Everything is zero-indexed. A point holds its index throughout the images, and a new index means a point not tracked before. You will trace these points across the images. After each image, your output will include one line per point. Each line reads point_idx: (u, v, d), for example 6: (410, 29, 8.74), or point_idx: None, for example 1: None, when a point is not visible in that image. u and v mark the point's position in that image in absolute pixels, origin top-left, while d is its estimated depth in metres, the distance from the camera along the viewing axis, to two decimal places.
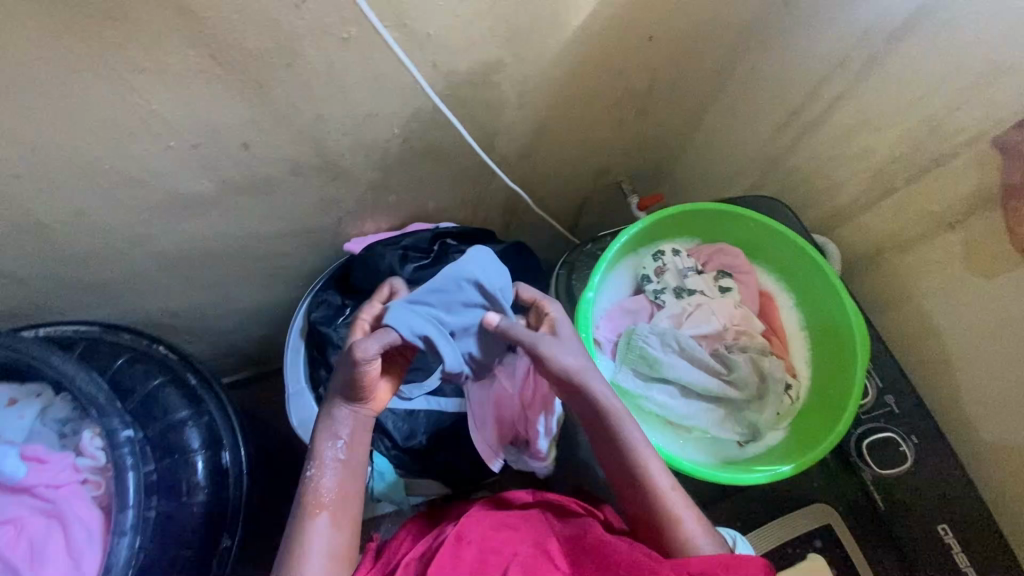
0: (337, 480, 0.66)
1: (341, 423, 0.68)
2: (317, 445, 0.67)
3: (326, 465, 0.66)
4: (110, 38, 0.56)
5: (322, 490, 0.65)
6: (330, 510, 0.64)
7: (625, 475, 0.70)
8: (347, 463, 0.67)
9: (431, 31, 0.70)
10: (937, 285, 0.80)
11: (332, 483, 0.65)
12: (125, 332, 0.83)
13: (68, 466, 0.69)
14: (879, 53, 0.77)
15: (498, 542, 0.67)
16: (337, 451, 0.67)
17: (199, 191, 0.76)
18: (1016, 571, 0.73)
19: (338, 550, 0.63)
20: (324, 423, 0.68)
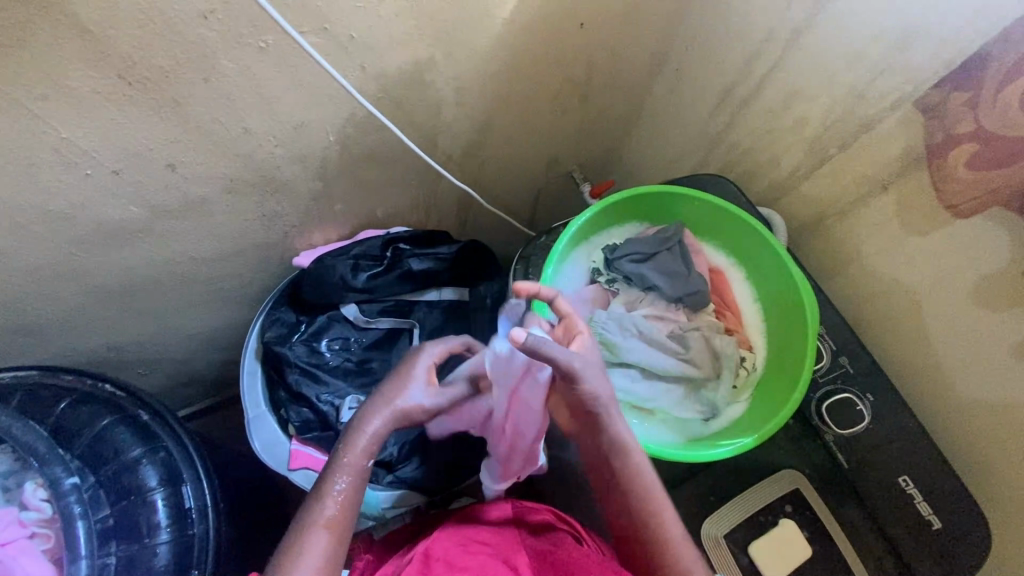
0: (348, 496, 0.63)
1: (374, 435, 0.65)
2: (348, 452, 0.64)
3: (356, 477, 0.64)
4: (2, 67, 0.53)
5: (339, 505, 0.62)
6: (335, 526, 0.61)
7: (607, 468, 0.65)
8: (360, 475, 0.64)
9: (354, 32, 0.66)
10: (885, 248, 0.79)
11: (348, 498, 0.63)
12: (67, 373, 0.82)
13: (12, 522, 0.66)
14: (808, 21, 0.74)
15: (467, 560, 0.62)
16: (364, 463, 0.65)
17: (127, 218, 0.74)
18: (978, 515, 0.72)
19: (333, 566, 0.60)
20: (369, 430, 0.65)
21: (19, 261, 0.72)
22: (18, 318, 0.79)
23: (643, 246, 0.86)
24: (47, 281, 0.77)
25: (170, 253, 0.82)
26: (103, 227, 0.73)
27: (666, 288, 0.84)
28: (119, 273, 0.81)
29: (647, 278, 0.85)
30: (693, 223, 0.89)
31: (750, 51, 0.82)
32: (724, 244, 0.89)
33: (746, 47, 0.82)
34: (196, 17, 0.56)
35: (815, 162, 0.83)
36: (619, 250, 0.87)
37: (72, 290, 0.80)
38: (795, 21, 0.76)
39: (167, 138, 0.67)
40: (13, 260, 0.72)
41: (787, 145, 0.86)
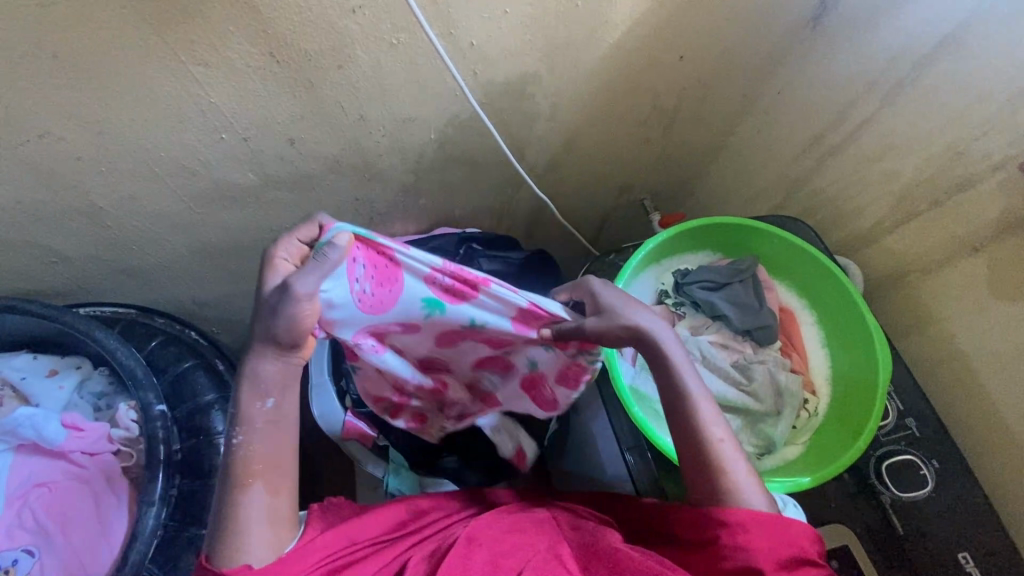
0: (266, 443, 0.59)
1: (273, 375, 0.60)
2: (240, 403, 0.59)
3: (266, 422, 0.60)
4: (183, 33, 0.60)
5: (254, 449, 0.59)
6: (267, 472, 0.59)
7: (680, 417, 0.64)
8: (266, 424, 0.60)
9: (475, 40, 0.72)
10: (968, 306, 0.78)
11: (259, 444, 0.59)
12: (159, 317, 0.90)
13: (102, 436, 0.71)
14: (912, 76, 0.75)
15: (511, 547, 0.62)
16: (267, 407, 0.60)
17: (243, 183, 0.81)
18: None
19: (280, 510, 0.59)
20: (246, 377, 0.59)
21: (144, 207, 0.80)
22: (128, 259, 0.87)
23: (717, 275, 0.88)
24: (162, 229, 0.84)
25: (268, 222, 0.89)
26: (220, 187, 0.81)
27: (735, 318, 0.85)
28: (223, 233, 0.88)
29: (716, 307, 0.86)
30: (767, 259, 0.90)
31: (846, 101, 0.84)
32: (797, 284, 0.90)
33: (842, 97, 0.83)
34: (346, 10, 0.63)
35: (903, 214, 0.84)
36: (690, 274, 0.89)
37: (180, 241, 0.87)
38: (898, 75, 0.77)
39: (295, 114, 0.74)
40: (138, 205, 0.79)
41: (876, 195, 0.86)
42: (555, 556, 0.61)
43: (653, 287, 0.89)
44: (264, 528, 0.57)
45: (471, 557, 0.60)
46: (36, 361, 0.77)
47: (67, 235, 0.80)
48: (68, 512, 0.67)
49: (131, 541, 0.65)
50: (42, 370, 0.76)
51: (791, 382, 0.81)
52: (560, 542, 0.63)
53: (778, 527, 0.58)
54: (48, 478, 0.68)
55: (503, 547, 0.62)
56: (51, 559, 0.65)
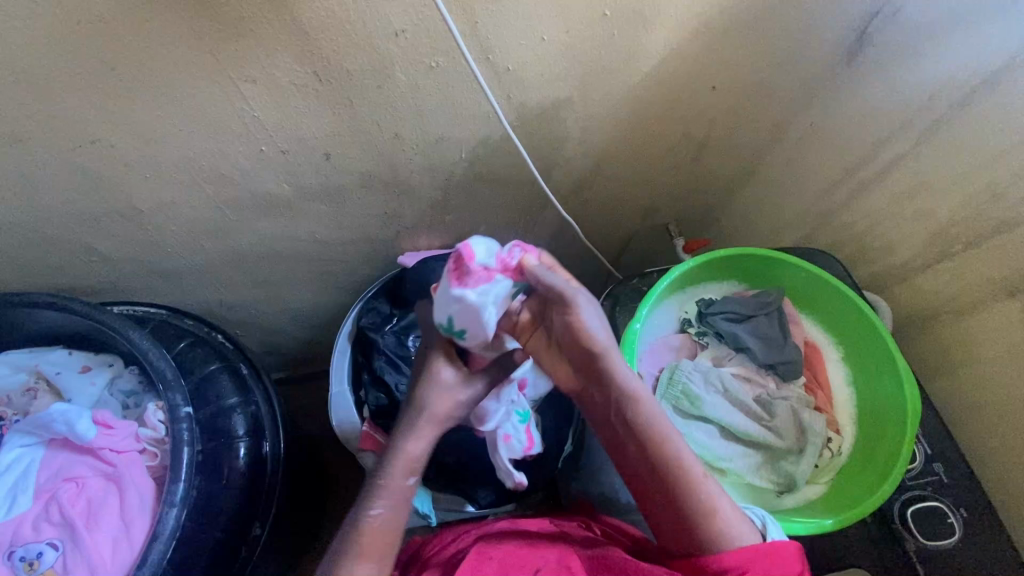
0: (383, 522, 0.60)
1: (416, 457, 0.63)
2: (388, 475, 0.62)
3: (404, 502, 0.62)
4: (234, 52, 0.63)
5: (382, 528, 0.60)
6: (376, 550, 0.59)
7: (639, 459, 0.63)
8: (399, 497, 0.61)
9: (511, 66, 0.73)
10: (1000, 351, 0.77)
11: (390, 522, 0.60)
12: (188, 319, 0.93)
13: (131, 435, 0.73)
14: (946, 118, 0.75)
15: (520, 560, 0.65)
16: (409, 486, 0.62)
17: (278, 193, 0.83)
18: None
19: None
20: (409, 453, 0.63)
21: (182, 213, 0.83)
22: (163, 261, 0.90)
23: (743, 306, 0.87)
24: (198, 235, 0.87)
25: (300, 231, 0.91)
26: (255, 197, 0.83)
27: (759, 352, 0.84)
28: (255, 239, 0.90)
29: (740, 338, 0.84)
30: (795, 293, 0.89)
31: (880, 137, 0.83)
32: (824, 321, 0.89)
33: (876, 133, 0.83)
34: (389, 34, 0.65)
35: (935, 255, 0.83)
36: (714, 305, 0.88)
37: (213, 247, 0.90)
38: (934, 114, 0.76)
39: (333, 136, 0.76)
40: (177, 211, 0.82)
41: (908, 233, 0.85)
42: (567, 569, 0.64)
43: (675, 315, 0.89)
44: None
45: (482, 569, 0.63)
46: (71, 357, 0.79)
47: (106, 236, 0.83)
48: (93, 507, 0.68)
49: (151, 540, 0.66)
50: (76, 366, 0.79)
51: (813, 418, 0.80)
52: (571, 554, 0.66)
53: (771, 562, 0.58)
54: (76, 473, 0.70)
55: (512, 560, 0.65)
56: (72, 555, 0.65)
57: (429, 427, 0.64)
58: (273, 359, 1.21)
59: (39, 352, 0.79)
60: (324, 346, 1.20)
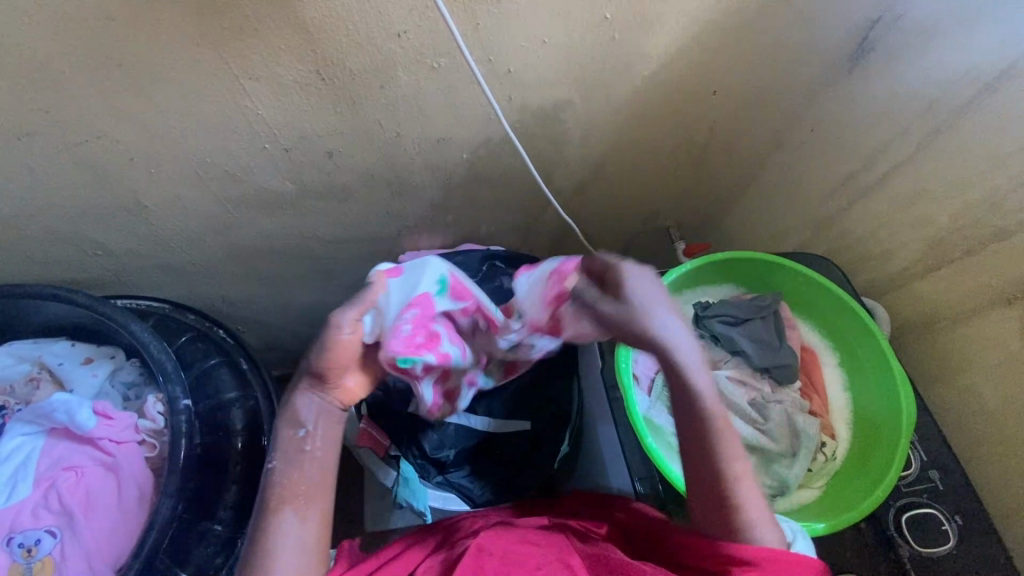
0: (301, 473, 0.60)
1: (304, 407, 0.63)
2: (278, 430, 0.63)
3: (293, 449, 0.62)
4: (239, 50, 0.64)
5: (292, 477, 0.60)
6: (295, 498, 0.59)
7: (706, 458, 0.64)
8: (299, 453, 0.61)
9: (512, 67, 0.74)
10: (998, 360, 0.76)
11: (297, 474, 0.60)
12: (190, 313, 0.94)
13: (130, 426, 0.74)
14: (945, 125, 0.75)
15: (521, 557, 0.64)
16: (299, 436, 0.62)
17: (281, 191, 0.84)
18: None
19: (311, 540, 0.58)
20: (284, 409, 0.63)
21: (186, 209, 0.84)
22: (166, 256, 0.91)
23: (738, 311, 0.87)
24: (201, 231, 0.88)
25: (301, 228, 0.92)
26: (258, 194, 0.84)
27: (754, 356, 0.84)
28: (258, 236, 0.91)
29: (735, 342, 0.85)
30: (792, 297, 0.89)
31: (880, 143, 0.83)
32: (821, 326, 0.89)
33: (877, 140, 0.83)
34: (391, 34, 0.66)
35: (934, 262, 0.83)
36: (710, 308, 0.88)
37: (216, 243, 0.91)
38: (934, 121, 0.76)
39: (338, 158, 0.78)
40: (181, 207, 0.83)
41: (908, 239, 0.85)
42: (567, 566, 0.63)
43: None
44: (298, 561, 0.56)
45: (482, 567, 0.62)
46: (74, 348, 0.80)
47: (110, 230, 0.84)
48: (92, 496, 0.69)
49: (149, 529, 0.67)
50: (78, 358, 0.80)
51: (807, 423, 0.80)
52: (571, 553, 0.65)
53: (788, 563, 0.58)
54: (75, 463, 0.71)
55: (512, 558, 0.64)
56: (71, 543, 0.66)
57: (335, 375, 0.63)
58: (274, 356, 1.22)
59: (42, 343, 0.81)
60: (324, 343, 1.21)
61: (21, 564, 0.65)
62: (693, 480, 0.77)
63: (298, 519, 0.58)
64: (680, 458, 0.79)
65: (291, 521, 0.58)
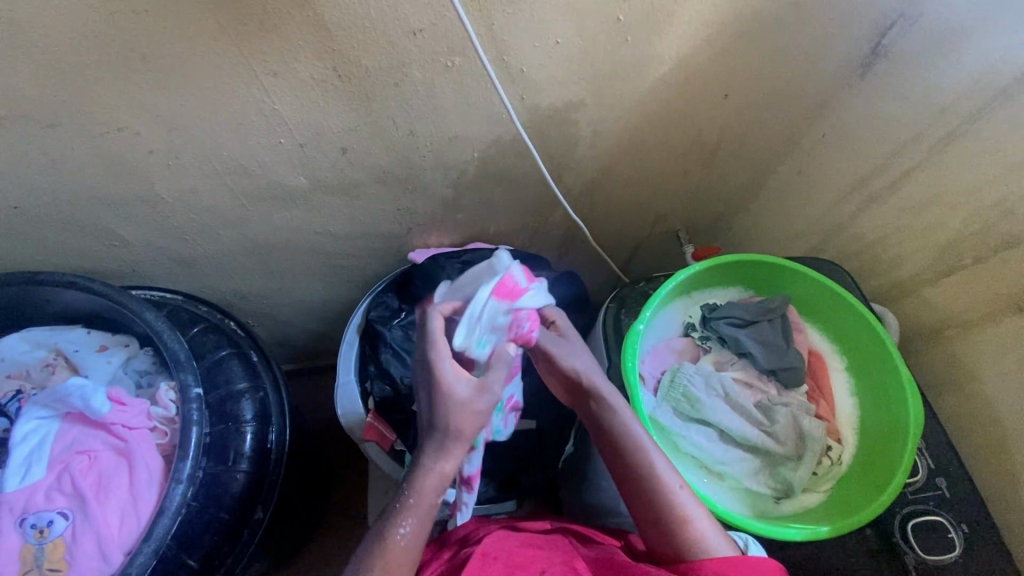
0: (414, 538, 0.62)
1: (442, 478, 0.63)
2: (414, 495, 0.62)
3: (421, 518, 0.62)
4: (258, 46, 0.65)
5: (407, 544, 0.61)
6: (402, 565, 0.61)
7: (632, 481, 0.68)
8: (427, 516, 0.62)
9: (526, 67, 0.75)
10: (1007, 367, 0.76)
11: (413, 540, 0.62)
12: (202, 305, 0.95)
13: (143, 413, 0.75)
14: (957, 132, 0.75)
15: (525, 559, 0.65)
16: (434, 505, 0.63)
17: (295, 186, 0.85)
18: None
19: None
20: (430, 477, 0.62)
21: (202, 202, 0.85)
22: (181, 248, 0.93)
23: (746, 312, 0.87)
24: (216, 224, 0.89)
25: (314, 224, 0.93)
26: (272, 188, 0.85)
27: (761, 357, 0.84)
28: (271, 231, 0.93)
29: (742, 343, 0.84)
30: (801, 301, 0.89)
31: (892, 149, 0.83)
32: (829, 330, 0.88)
33: (888, 145, 0.83)
34: (407, 33, 0.67)
35: (945, 268, 0.82)
36: (718, 310, 0.88)
37: (229, 236, 0.92)
38: (947, 127, 0.76)
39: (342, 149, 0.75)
40: (196, 199, 0.84)
41: (917, 245, 0.85)
42: (573, 569, 0.64)
43: (679, 319, 0.89)
44: None
45: (488, 570, 0.62)
46: (89, 336, 0.82)
47: (127, 221, 0.86)
48: (103, 480, 0.70)
49: (158, 514, 0.67)
50: (93, 345, 0.81)
51: (814, 426, 0.80)
52: (575, 556, 0.66)
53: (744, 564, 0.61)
54: (88, 447, 0.72)
55: (518, 559, 0.64)
56: (81, 525, 0.68)
57: (459, 449, 0.63)
58: (283, 350, 1.23)
59: (58, 330, 0.82)
60: (333, 339, 1.22)
61: (33, 545, 0.67)
62: (698, 480, 0.78)
63: None
64: (684, 458, 0.79)
65: None
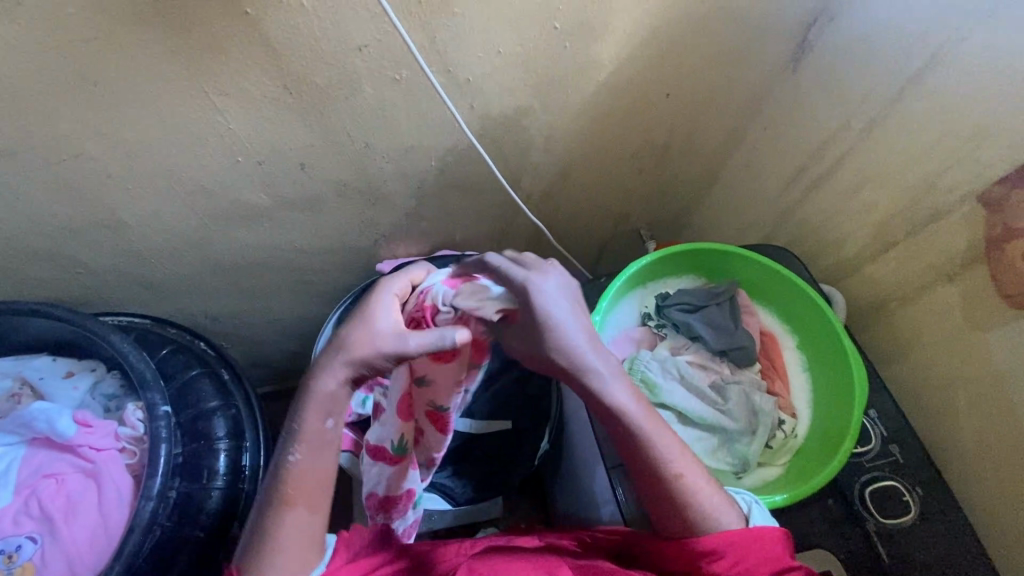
0: (314, 468, 0.58)
1: (327, 396, 0.57)
2: (300, 422, 0.58)
3: (319, 442, 0.58)
4: (208, 69, 0.68)
5: (307, 471, 0.58)
6: (305, 496, 0.58)
7: (638, 457, 0.65)
8: (319, 441, 0.58)
9: (471, 77, 0.78)
10: (942, 335, 0.80)
11: (312, 467, 0.58)
12: (171, 328, 0.96)
13: (110, 433, 0.76)
14: (877, 117, 0.81)
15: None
16: (326, 427, 0.58)
17: (257, 204, 0.87)
18: None
19: (314, 533, 0.58)
20: (315, 403, 0.57)
21: (165, 225, 0.87)
22: (147, 272, 0.93)
23: (695, 297, 0.91)
24: (181, 246, 0.91)
25: (279, 240, 0.95)
26: (236, 206, 0.87)
27: (711, 340, 0.88)
28: (237, 250, 0.94)
29: (694, 328, 0.88)
30: (751, 285, 0.93)
31: (825, 137, 0.88)
32: (780, 311, 0.92)
33: (821, 133, 0.88)
34: (353, 49, 0.70)
35: (881, 246, 0.87)
36: (671, 297, 0.92)
37: (196, 257, 0.93)
38: (870, 113, 0.81)
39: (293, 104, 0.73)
40: (160, 222, 0.86)
41: (858, 224, 0.89)
42: None
43: (637, 311, 0.93)
44: (284, 557, 0.56)
45: None
46: (55, 363, 0.83)
47: (90, 247, 0.87)
48: (71, 503, 0.71)
49: (128, 531, 0.69)
50: (60, 372, 0.82)
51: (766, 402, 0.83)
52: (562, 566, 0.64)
53: (754, 545, 0.62)
54: (56, 470, 0.73)
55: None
56: (51, 547, 0.68)
57: (339, 367, 0.57)
58: (260, 371, 1.24)
59: (23, 359, 0.83)
60: (308, 356, 1.23)
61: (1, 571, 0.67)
62: None
63: (296, 520, 0.57)
64: None
65: (289, 524, 0.57)
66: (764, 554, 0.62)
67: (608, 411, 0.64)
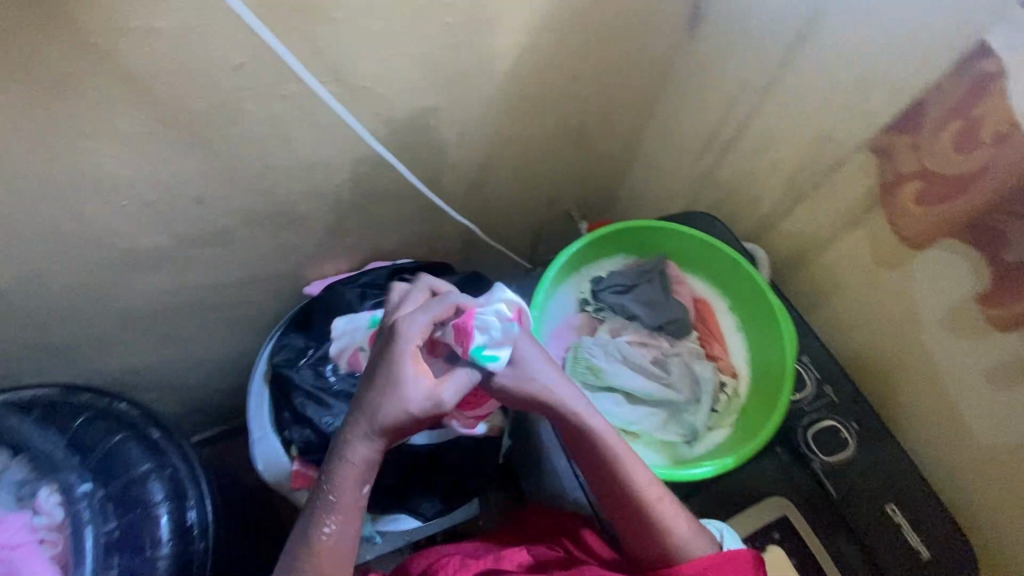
0: (350, 540, 0.62)
1: (363, 462, 0.63)
2: (335, 496, 0.62)
3: (319, 532, 0.62)
4: (61, 112, 0.61)
5: (327, 547, 0.61)
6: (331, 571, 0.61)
7: (617, 498, 0.68)
8: (351, 513, 0.63)
9: (367, 83, 0.74)
10: (857, 277, 0.84)
11: (346, 542, 0.62)
12: (85, 392, 0.84)
13: (24, 526, 0.73)
14: (774, 76, 0.83)
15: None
16: (329, 531, 0.62)
17: (155, 247, 0.80)
18: (962, 538, 0.73)
19: None
20: (322, 508, 0.62)
21: (51, 286, 0.78)
22: (43, 339, 0.85)
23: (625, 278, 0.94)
24: (77, 306, 0.83)
25: (189, 281, 0.88)
26: (130, 254, 0.80)
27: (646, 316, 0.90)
28: (143, 298, 0.87)
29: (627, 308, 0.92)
30: (680, 256, 0.95)
31: (730, 99, 0.90)
32: (710, 276, 0.95)
33: (726, 96, 0.90)
34: (230, 68, 0.65)
35: (792, 200, 0.90)
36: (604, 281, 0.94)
37: (97, 313, 0.85)
38: (767, 72, 0.84)
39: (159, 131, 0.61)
40: (45, 284, 0.77)
41: (769, 181, 0.92)
42: None
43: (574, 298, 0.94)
44: None
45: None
46: None
47: None
48: None
49: None
50: None
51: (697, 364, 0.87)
52: None
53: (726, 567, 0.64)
54: None
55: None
56: None
57: (365, 427, 0.62)
58: (201, 416, 1.16)
59: None
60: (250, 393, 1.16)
61: None
62: None
63: None
64: None
65: None
66: (738, 573, 0.64)
67: (586, 447, 0.70)
